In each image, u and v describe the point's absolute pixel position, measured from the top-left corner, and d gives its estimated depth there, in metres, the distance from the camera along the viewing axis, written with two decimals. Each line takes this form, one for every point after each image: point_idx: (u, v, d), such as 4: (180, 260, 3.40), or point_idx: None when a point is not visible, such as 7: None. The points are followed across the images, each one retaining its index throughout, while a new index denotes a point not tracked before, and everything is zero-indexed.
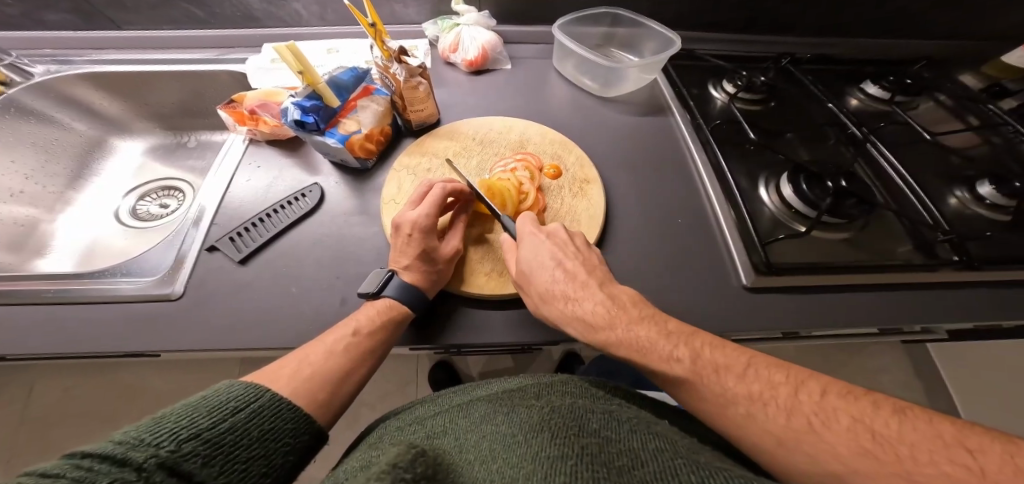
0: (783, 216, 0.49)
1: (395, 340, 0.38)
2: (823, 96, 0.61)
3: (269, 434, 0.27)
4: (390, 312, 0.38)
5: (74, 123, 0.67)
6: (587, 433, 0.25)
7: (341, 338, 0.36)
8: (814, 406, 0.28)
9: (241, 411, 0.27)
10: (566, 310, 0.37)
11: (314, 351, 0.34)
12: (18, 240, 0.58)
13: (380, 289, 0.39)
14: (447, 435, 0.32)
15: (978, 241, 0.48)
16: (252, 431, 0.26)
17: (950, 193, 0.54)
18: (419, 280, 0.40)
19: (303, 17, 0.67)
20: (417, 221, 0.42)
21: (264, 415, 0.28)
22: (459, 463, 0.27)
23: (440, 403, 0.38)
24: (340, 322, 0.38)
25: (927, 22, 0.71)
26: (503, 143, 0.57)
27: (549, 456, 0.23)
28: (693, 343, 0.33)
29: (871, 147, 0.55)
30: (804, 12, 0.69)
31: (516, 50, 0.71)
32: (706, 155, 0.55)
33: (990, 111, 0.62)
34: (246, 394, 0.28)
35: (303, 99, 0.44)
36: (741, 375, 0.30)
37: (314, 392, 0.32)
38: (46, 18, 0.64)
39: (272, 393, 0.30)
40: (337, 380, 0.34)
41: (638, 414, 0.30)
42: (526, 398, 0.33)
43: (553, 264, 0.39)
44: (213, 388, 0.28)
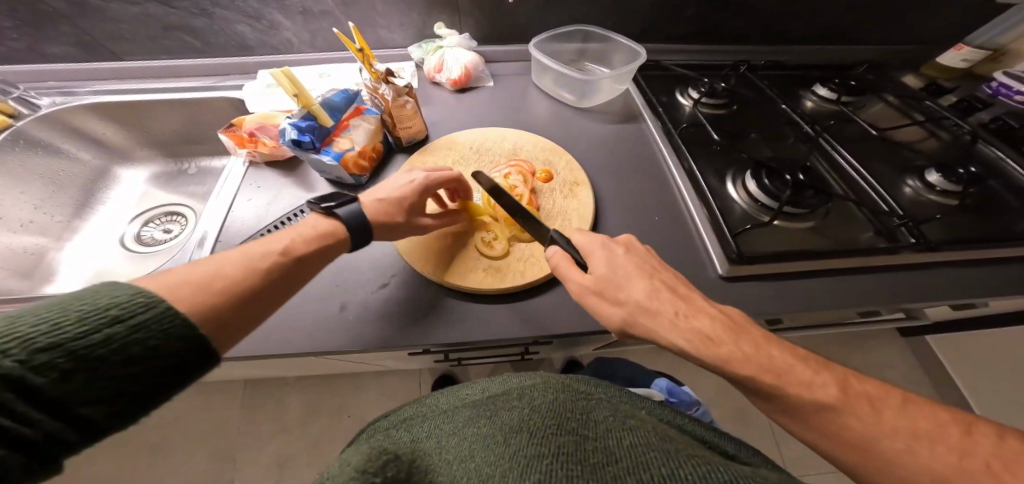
0: (751, 211, 0.53)
1: (323, 268, 0.38)
2: (777, 98, 0.67)
3: (155, 350, 0.25)
4: (323, 239, 0.38)
5: (80, 153, 0.69)
6: (565, 432, 0.28)
7: (266, 257, 0.34)
8: (948, 443, 0.28)
9: (122, 320, 0.24)
10: (679, 325, 0.35)
11: (230, 266, 0.31)
12: (28, 268, 0.59)
13: (335, 206, 0.41)
14: (433, 438, 0.34)
15: (932, 225, 0.52)
16: (130, 349, 0.24)
17: (903, 183, 0.58)
18: (380, 218, 0.43)
19: (294, 44, 0.70)
20: (426, 185, 0.46)
21: (149, 330, 0.25)
22: (439, 466, 0.29)
23: (430, 408, 0.41)
24: (274, 240, 0.36)
25: (870, 29, 0.78)
26: (498, 152, 0.60)
27: (526, 456, 0.26)
28: (823, 372, 0.32)
29: (824, 142, 0.60)
30: (759, 23, 0.75)
31: (497, 68, 0.75)
32: (676, 156, 0.59)
33: (930, 107, 0.68)
34: (134, 303, 0.25)
35: (299, 120, 0.47)
36: (875, 410, 0.30)
37: (212, 309, 0.29)
38: (49, 52, 0.66)
39: (164, 305, 0.26)
40: (251, 298, 0.31)
41: (615, 410, 0.33)
42: (509, 399, 0.35)
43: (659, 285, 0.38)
44: (98, 287, 0.25)
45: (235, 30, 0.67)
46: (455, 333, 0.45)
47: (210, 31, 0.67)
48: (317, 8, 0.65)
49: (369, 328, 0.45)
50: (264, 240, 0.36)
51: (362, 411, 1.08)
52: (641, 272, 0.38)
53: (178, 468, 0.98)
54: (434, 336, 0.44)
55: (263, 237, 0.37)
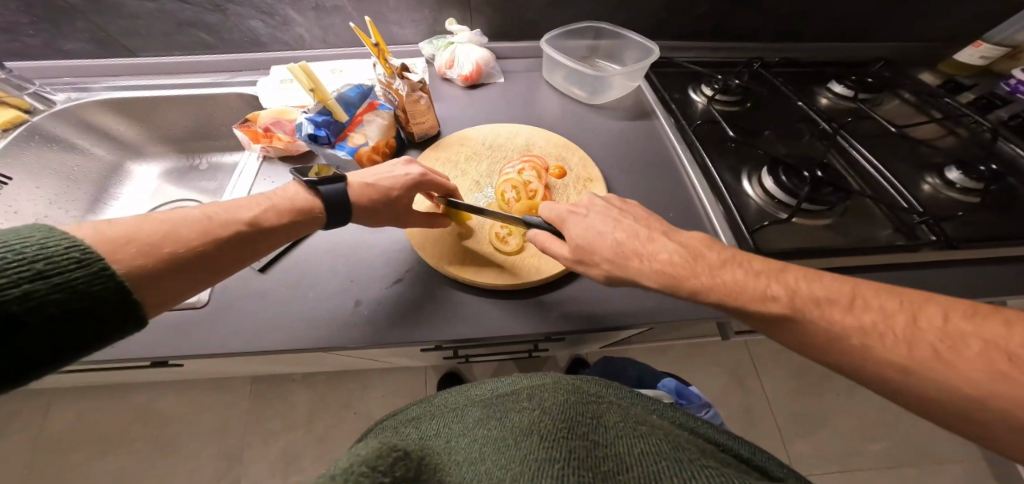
0: (768, 207, 0.52)
1: (286, 242, 0.40)
2: (793, 95, 0.66)
3: (76, 312, 0.25)
4: (299, 212, 0.40)
5: (94, 148, 0.70)
6: (576, 436, 0.28)
7: (222, 224, 0.35)
8: (938, 335, 0.28)
9: (46, 274, 0.24)
10: (643, 266, 0.38)
11: (185, 228, 0.32)
12: None
13: (319, 182, 0.42)
14: (442, 437, 0.34)
15: (953, 222, 0.51)
16: (48, 306, 0.24)
17: (923, 181, 0.57)
18: (360, 200, 0.43)
19: (307, 40, 0.71)
20: (418, 179, 0.46)
21: (75, 289, 0.25)
22: (449, 466, 0.29)
23: (438, 406, 0.41)
24: (225, 209, 0.36)
25: (886, 26, 0.77)
26: (510, 148, 0.60)
27: (537, 460, 0.25)
28: (786, 279, 0.34)
29: (842, 140, 0.60)
30: (773, 20, 0.74)
31: (508, 65, 0.75)
32: (690, 153, 0.59)
33: (949, 104, 0.67)
34: (65, 259, 0.25)
35: (315, 115, 0.48)
36: (849, 308, 0.31)
37: (155, 269, 0.30)
38: (64, 48, 0.67)
39: (90, 262, 0.26)
40: (198, 263, 0.32)
41: (625, 415, 0.33)
42: (519, 400, 0.35)
43: (620, 228, 0.41)
44: (23, 234, 0.25)
45: (248, 26, 0.67)
46: (470, 329, 0.45)
47: (223, 27, 0.67)
48: (330, 4, 0.65)
49: (383, 323, 0.44)
50: (231, 205, 0.38)
51: (368, 408, 1.09)
52: (609, 221, 0.42)
53: (186, 463, 0.99)
54: (449, 331, 0.44)
55: (237, 201, 0.39)
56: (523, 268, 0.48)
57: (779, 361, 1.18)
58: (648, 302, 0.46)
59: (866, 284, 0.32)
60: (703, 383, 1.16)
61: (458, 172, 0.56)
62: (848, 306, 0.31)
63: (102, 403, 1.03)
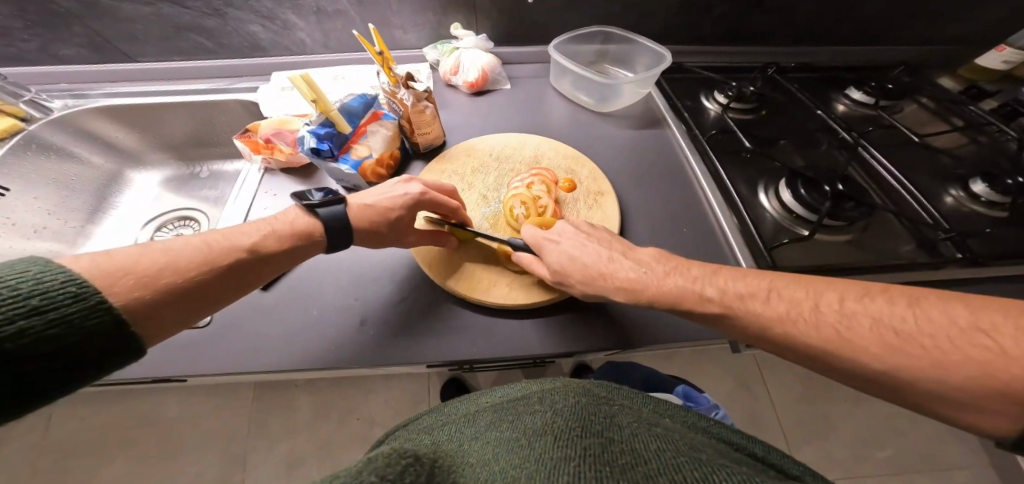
0: (785, 222, 0.51)
1: (289, 267, 0.38)
2: (809, 103, 0.64)
3: (72, 348, 0.24)
4: (300, 236, 0.39)
5: (92, 157, 0.68)
6: (590, 435, 0.26)
7: (224, 252, 0.33)
8: (839, 316, 0.29)
9: (40, 311, 0.23)
10: (607, 285, 0.39)
11: (185, 259, 0.31)
12: None
13: (319, 205, 0.40)
14: (453, 441, 0.33)
15: (979, 238, 0.49)
16: (42, 344, 0.23)
17: (946, 192, 0.55)
18: (360, 224, 0.42)
19: (307, 45, 0.69)
20: (418, 198, 0.44)
21: (70, 325, 0.24)
22: (461, 467, 0.27)
23: (449, 413, 0.39)
24: (227, 234, 0.35)
25: (904, 29, 0.75)
26: (518, 159, 0.58)
27: (553, 458, 0.24)
28: (719, 279, 0.35)
29: (862, 150, 0.58)
30: (788, 24, 0.72)
31: (514, 70, 0.73)
32: (703, 163, 0.57)
33: (971, 112, 0.65)
34: (61, 293, 0.24)
35: (318, 127, 0.46)
36: (767, 300, 0.32)
37: (152, 302, 0.28)
38: (60, 53, 0.65)
39: (88, 296, 0.25)
40: (197, 293, 0.31)
41: (638, 416, 0.31)
42: (529, 403, 0.33)
43: (586, 249, 0.42)
44: (20, 269, 0.24)
45: (248, 30, 0.65)
46: (479, 349, 0.43)
47: (222, 32, 0.65)
48: (332, 7, 0.63)
49: (387, 343, 0.43)
50: (233, 231, 0.36)
51: (371, 414, 1.08)
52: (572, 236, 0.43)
53: (188, 468, 0.98)
54: (456, 351, 0.43)
55: (241, 227, 0.37)
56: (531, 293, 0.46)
57: (787, 367, 1.17)
58: (663, 321, 0.45)
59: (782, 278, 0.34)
60: (709, 390, 1.14)
61: (465, 184, 0.55)
62: (764, 299, 0.32)
63: (102, 408, 1.02)
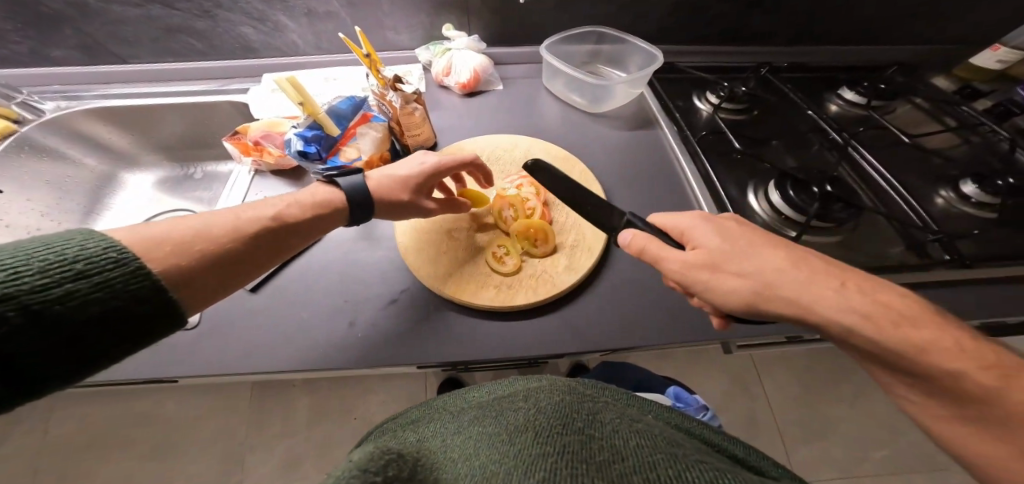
0: (774, 223, 0.50)
1: (313, 238, 0.38)
2: (801, 103, 0.64)
3: (116, 312, 0.24)
4: (321, 207, 0.39)
5: (85, 158, 0.69)
6: (570, 431, 0.26)
7: (252, 222, 0.34)
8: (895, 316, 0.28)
9: (85, 276, 0.23)
10: (736, 279, 0.31)
11: (217, 227, 0.31)
12: None
13: (341, 178, 0.41)
14: (437, 437, 0.33)
15: (968, 240, 0.49)
16: (90, 305, 0.23)
17: (936, 194, 0.55)
18: (383, 192, 0.42)
19: (300, 46, 0.69)
20: (439, 167, 0.45)
21: (113, 289, 0.24)
22: (443, 462, 0.27)
23: (436, 408, 0.40)
24: (252, 205, 0.36)
25: (899, 28, 0.75)
26: (509, 161, 0.58)
27: (532, 454, 0.24)
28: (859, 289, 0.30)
29: (853, 151, 0.58)
30: (781, 24, 0.72)
31: (507, 70, 0.73)
32: (694, 164, 0.57)
33: (965, 111, 0.65)
34: (103, 259, 0.24)
35: (305, 130, 0.47)
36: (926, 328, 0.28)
37: (189, 269, 0.28)
38: (53, 55, 0.66)
39: (129, 263, 0.25)
40: (227, 263, 0.31)
41: (620, 413, 0.31)
42: (514, 400, 0.33)
43: (693, 228, 0.35)
44: (67, 236, 0.24)
45: (240, 32, 0.65)
46: (466, 350, 0.43)
47: (214, 34, 0.65)
48: (323, 9, 0.63)
49: (375, 344, 0.43)
50: (256, 203, 0.36)
51: (368, 413, 1.08)
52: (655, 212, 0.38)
53: (186, 467, 0.99)
54: (444, 353, 0.43)
55: (261, 200, 0.38)
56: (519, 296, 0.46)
57: (784, 366, 1.17)
58: (651, 323, 0.45)
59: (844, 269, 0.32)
60: (705, 389, 1.14)
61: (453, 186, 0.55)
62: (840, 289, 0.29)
63: (100, 408, 1.02)
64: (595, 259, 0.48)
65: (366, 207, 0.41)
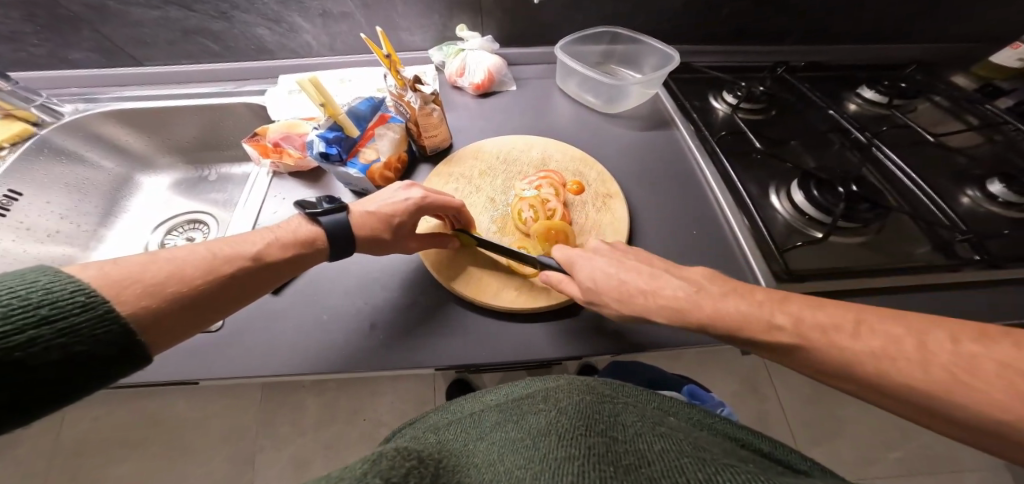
0: (797, 223, 0.50)
1: (293, 274, 0.38)
2: (821, 102, 0.63)
3: (81, 356, 0.24)
4: (304, 244, 0.39)
5: (103, 161, 0.69)
6: (595, 434, 0.26)
7: (232, 259, 0.34)
8: (950, 357, 0.24)
9: (48, 323, 0.23)
10: (649, 303, 0.36)
11: (190, 267, 0.31)
12: None
13: (322, 213, 0.40)
14: (458, 441, 0.32)
15: (998, 240, 0.48)
16: (52, 351, 0.23)
17: (962, 193, 0.54)
18: (363, 228, 0.41)
19: (314, 47, 0.69)
20: (420, 202, 0.44)
21: (79, 334, 0.24)
22: (466, 467, 0.27)
23: (454, 412, 0.39)
24: (233, 241, 0.36)
25: (917, 27, 0.74)
26: (525, 162, 0.58)
27: (557, 458, 0.23)
28: (790, 307, 0.31)
29: (877, 151, 0.57)
30: (798, 22, 0.71)
31: (520, 71, 0.73)
32: (713, 165, 0.56)
33: (988, 110, 0.64)
34: (70, 303, 0.24)
35: (326, 131, 0.46)
36: (856, 334, 0.28)
37: (162, 312, 0.29)
38: (71, 57, 0.66)
39: (97, 306, 0.25)
40: (204, 301, 0.31)
41: (642, 416, 0.30)
42: (534, 402, 0.33)
43: (624, 267, 0.40)
44: (31, 279, 0.24)
45: (255, 34, 0.65)
46: (489, 352, 0.43)
47: (229, 36, 0.65)
48: (338, 10, 0.63)
49: (396, 346, 0.43)
50: (238, 238, 0.36)
51: (378, 414, 1.08)
52: (634, 259, 0.40)
53: (198, 469, 0.99)
54: (466, 355, 0.42)
55: (246, 233, 0.38)
56: (537, 302, 0.45)
57: None
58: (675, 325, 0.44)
59: (872, 310, 0.29)
60: (717, 391, 1.13)
61: (473, 187, 0.55)
62: (853, 332, 0.28)
63: (111, 409, 1.03)
64: None
65: (344, 243, 0.40)
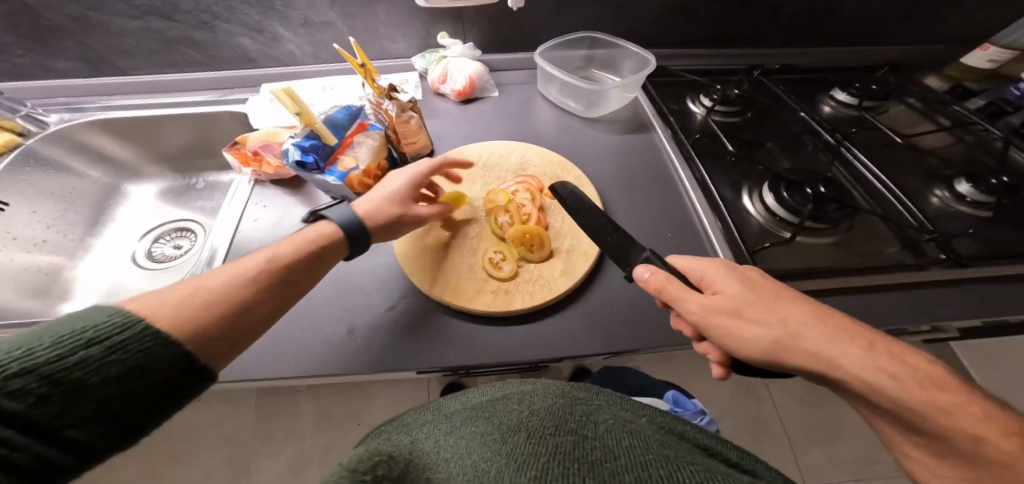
0: (769, 225, 0.51)
1: (315, 279, 0.38)
2: (795, 105, 0.64)
3: (140, 370, 0.23)
4: (316, 243, 0.39)
5: (89, 171, 0.70)
6: (563, 432, 0.27)
7: (249, 274, 0.33)
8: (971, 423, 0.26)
9: (97, 343, 0.22)
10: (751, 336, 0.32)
11: (217, 286, 0.31)
12: (42, 288, 0.60)
13: (328, 212, 0.42)
14: (430, 439, 0.33)
15: (965, 239, 0.49)
16: (111, 368, 0.22)
17: (931, 193, 0.55)
18: (372, 218, 0.43)
19: (297, 56, 0.70)
20: (410, 185, 0.46)
21: (129, 350, 0.23)
22: (435, 463, 0.27)
23: (428, 413, 0.39)
24: (246, 258, 0.35)
25: (890, 30, 0.75)
26: (504, 168, 0.59)
27: (523, 453, 0.24)
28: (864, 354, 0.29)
29: (847, 152, 0.58)
30: (774, 26, 0.73)
31: (502, 76, 0.74)
32: (689, 170, 0.57)
33: (957, 111, 0.66)
34: (111, 324, 0.23)
35: (302, 140, 0.47)
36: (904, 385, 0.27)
37: (204, 322, 0.28)
38: (55, 67, 0.67)
39: (144, 324, 0.25)
40: (237, 313, 0.31)
41: (613, 416, 0.31)
42: (507, 403, 0.34)
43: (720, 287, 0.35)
44: (55, 321, 0.23)
45: (238, 43, 0.66)
46: (464, 356, 0.43)
47: (213, 45, 0.66)
48: (320, 19, 0.64)
49: (374, 352, 0.43)
50: (247, 257, 0.35)
51: (371, 419, 1.08)
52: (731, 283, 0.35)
53: (190, 476, 0.99)
54: (442, 360, 0.43)
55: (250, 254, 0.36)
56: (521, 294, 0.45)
57: None
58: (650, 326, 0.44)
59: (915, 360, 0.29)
60: (709, 391, 1.13)
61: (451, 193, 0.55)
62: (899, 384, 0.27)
63: None
64: (592, 264, 0.47)
65: (358, 234, 0.41)
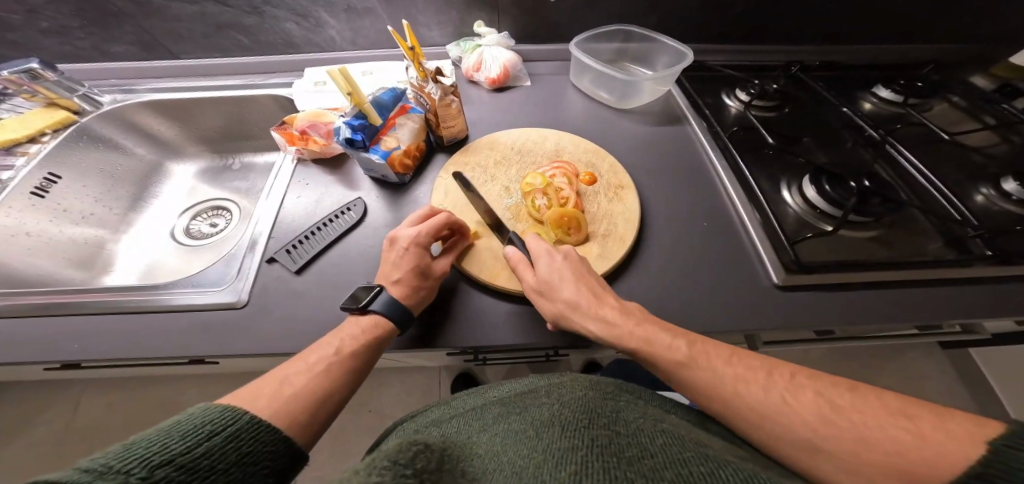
0: (808, 216, 0.51)
1: (379, 359, 0.39)
2: (834, 101, 0.64)
3: (250, 457, 0.27)
4: (372, 332, 0.38)
5: (137, 149, 0.73)
6: (597, 427, 0.26)
7: (323, 360, 0.35)
8: (859, 408, 0.28)
9: (218, 434, 0.26)
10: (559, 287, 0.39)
11: (297, 375, 0.33)
12: (87, 259, 0.63)
13: (366, 303, 0.39)
14: (462, 434, 0.32)
15: (1012, 237, 0.48)
16: (229, 455, 0.26)
17: (976, 190, 0.54)
18: (409, 299, 0.41)
19: (337, 42, 0.72)
20: (417, 237, 0.43)
21: (242, 439, 0.27)
22: (469, 457, 0.27)
23: (455, 404, 0.38)
24: (321, 342, 0.37)
25: (933, 29, 0.74)
26: (539, 153, 0.59)
27: (559, 448, 0.24)
28: (735, 359, 0.33)
29: (891, 148, 0.57)
30: (813, 23, 0.72)
31: (536, 67, 0.75)
32: (724, 159, 0.57)
33: (1004, 110, 0.64)
34: (225, 418, 0.27)
35: (352, 119, 0.48)
36: (784, 382, 0.31)
37: (296, 413, 0.31)
38: (112, 50, 0.70)
39: (250, 415, 0.29)
40: (319, 402, 0.33)
41: (643, 412, 0.30)
42: (537, 396, 0.33)
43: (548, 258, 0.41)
44: (187, 414, 0.27)
45: (283, 28, 0.68)
46: (501, 335, 0.43)
47: (259, 30, 0.68)
48: (363, 6, 0.65)
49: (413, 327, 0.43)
50: (320, 341, 0.37)
51: (383, 405, 1.10)
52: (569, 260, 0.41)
53: None
54: (479, 337, 0.43)
55: (322, 336, 0.38)
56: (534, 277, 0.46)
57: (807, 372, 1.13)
58: (689, 311, 0.44)
59: (803, 369, 0.33)
60: None
61: (488, 176, 0.56)
62: (783, 381, 0.31)
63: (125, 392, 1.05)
64: (628, 248, 0.48)
65: (403, 322, 0.40)
